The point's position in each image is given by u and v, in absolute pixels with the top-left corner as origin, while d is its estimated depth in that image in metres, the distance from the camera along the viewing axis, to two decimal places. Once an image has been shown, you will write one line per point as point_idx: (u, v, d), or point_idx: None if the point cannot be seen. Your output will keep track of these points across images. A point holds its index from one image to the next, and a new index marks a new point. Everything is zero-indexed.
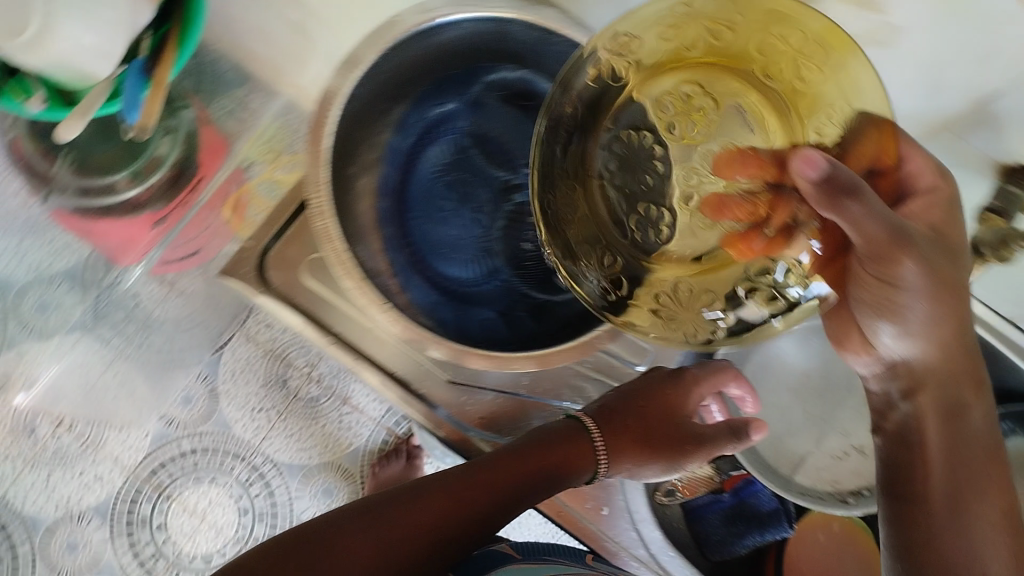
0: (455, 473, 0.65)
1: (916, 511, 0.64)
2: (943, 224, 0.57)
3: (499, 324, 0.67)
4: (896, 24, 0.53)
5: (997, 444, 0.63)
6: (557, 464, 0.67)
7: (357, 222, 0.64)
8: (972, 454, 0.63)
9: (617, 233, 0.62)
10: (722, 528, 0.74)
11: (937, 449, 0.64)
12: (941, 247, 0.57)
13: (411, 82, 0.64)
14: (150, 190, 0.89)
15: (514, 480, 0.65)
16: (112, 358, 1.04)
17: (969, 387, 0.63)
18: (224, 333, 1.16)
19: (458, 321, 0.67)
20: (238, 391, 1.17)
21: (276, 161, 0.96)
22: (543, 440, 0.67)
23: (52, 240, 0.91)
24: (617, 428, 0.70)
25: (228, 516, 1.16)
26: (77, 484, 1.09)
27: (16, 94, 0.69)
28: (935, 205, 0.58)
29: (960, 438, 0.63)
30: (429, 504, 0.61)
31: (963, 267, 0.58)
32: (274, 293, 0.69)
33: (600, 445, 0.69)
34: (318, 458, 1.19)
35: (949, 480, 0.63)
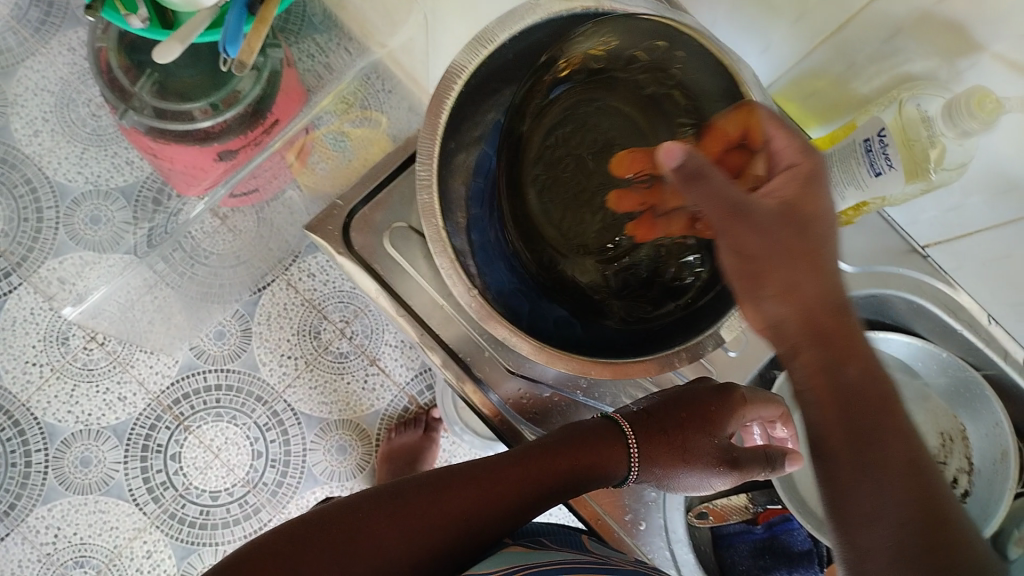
0: (475, 465, 0.58)
1: (857, 449, 0.44)
2: (801, 200, 0.46)
3: (573, 323, 0.60)
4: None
5: (885, 391, 0.45)
6: (591, 466, 0.61)
7: (451, 198, 0.56)
8: (869, 376, 0.45)
9: (553, 232, 0.61)
10: (748, 560, 0.73)
11: (823, 377, 0.45)
12: (784, 228, 0.46)
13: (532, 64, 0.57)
14: (225, 124, 0.82)
15: (546, 478, 0.59)
16: (154, 283, 0.95)
17: (823, 318, 0.46)
18: (267, 275, 1.11)
19: (531, 315, 0.60)
20: (270, 337, 1.10)
21: (348, 114, 0.89)
22: (573, 438, 0.61)
23: (115, 154, 1.03)
24: (652, 433, 0.62)
25: (242, 457, 1.07)
26: (100, 401, 1.05)
27: (120, 7, 0.68)
28: (794, 178, 0.47)
29: (838, 389, 0.45)
30: (451, 499, 0.55)
31: (817, 233, 0.47)
32: (354, 256, 0.69)
33: (633, 451, 0.61)
34: (338, 414, 1.11)
35: (826, 403, 0.45)
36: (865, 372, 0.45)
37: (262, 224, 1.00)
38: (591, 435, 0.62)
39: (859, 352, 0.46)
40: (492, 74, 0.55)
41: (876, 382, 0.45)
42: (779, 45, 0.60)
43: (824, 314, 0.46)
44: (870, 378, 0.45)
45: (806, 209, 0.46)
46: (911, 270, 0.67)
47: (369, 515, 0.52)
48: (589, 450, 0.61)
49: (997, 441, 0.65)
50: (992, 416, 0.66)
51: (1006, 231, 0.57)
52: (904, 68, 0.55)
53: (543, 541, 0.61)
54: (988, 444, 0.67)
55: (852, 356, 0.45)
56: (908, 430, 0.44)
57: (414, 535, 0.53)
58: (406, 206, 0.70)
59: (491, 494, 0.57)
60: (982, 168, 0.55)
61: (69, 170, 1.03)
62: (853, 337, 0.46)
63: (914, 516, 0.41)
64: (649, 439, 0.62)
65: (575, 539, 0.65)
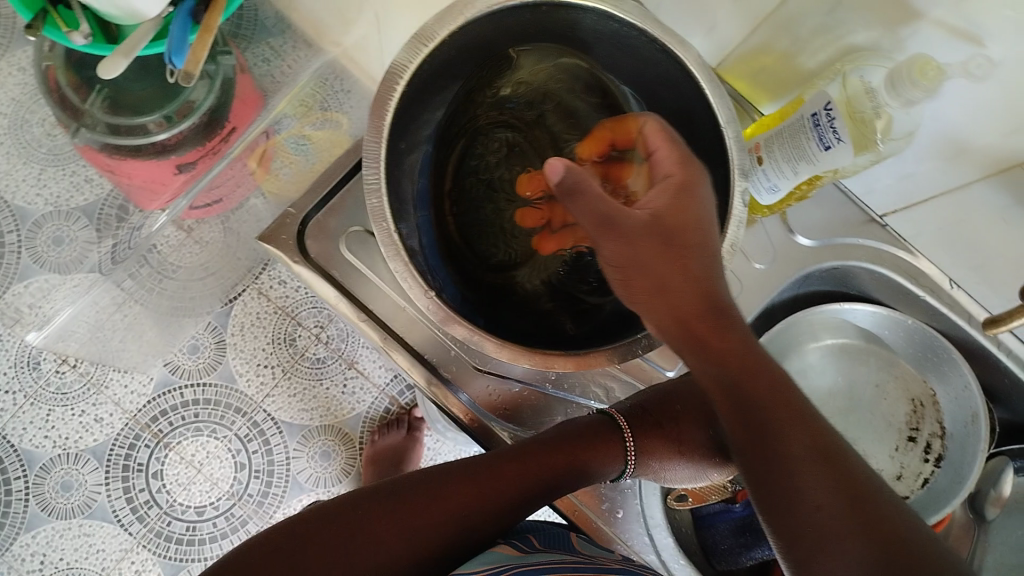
0: (471, 463, 0.57)
1: (767, 446, 0.46)
2: (678, 208, 0.49)
3: (526, 325, 0.60)
4: (993, 58, 0.48)
5: (780, 380, 0.48)
6: (587, 459, 0.60)
7: (403, 198, 0.55)
8: (766, 375, 0.48)
9: (482, 252, 0.63)
10: (729, 538, 0.73)
11: (729, 393, 0.48)
12: (656, 236, 0.49)
13: (479, 57, 0.57)
14: (181, 134, 0.80)
15: (543, 473, 0.58)
16: (123, 300, 0.96)
17: (701, 331, 0.49)
18: (237, 285, 1.10)
19: (488, 316, 0.60)
20: (245, 348, 1.09)
21: (307, 117, 0.90)
22: (563, 432, 0.61)
23: (73, 173, 0.94)
24: (648, 427, 0.63)
25: (225, 470, 1.07)
26: (76, 424, 1.04)
27: (61, 24, 0.65)
28: (667, 190, 0.49)
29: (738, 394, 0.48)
30: (450, 497, 0.54)
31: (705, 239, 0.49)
32: (312, 264, 0.68)
33: (630, 443, 0.62)
34: (319, 420, 1.10)
35: (736, 413, 0.48)
36: (767, 375, 0.48)
37: (228, 236, 1.00)
38: (586, 429, 0.62)
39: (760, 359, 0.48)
40: (438, 72, 0.54)
41: (778, 382, 0.48)
42: (723, 25, 0.61)
43: (706, 325, 0.49)
44: (769, 378, 0.48)
45: (678, 221, 0.49)
46: (869, 239, 0.68)
47: (365, 516, 0.51)
48: (584, 444, 0.60)
49: (966, 404, 0.67)
50: (961, 379, 0.67)
51: (962, 194, 0.58)
52: (846, 41, 0.55)
53: (528, 540, 0.62)
54: (958, 407, 0.68)
55: (755, 358, 0.48)
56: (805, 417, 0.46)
57: (414, 535, 0.51)
58: (361, 210, 0.70)
59: (490, 491, 0.55)
60: (929, 134, 0.56)
61: (27, 194, 0.94)
62: (738, 341, 0.49)
63: (837, 495, 0.42)
64: (646, 431, 0.62)
65: (560, 536, 0.65)
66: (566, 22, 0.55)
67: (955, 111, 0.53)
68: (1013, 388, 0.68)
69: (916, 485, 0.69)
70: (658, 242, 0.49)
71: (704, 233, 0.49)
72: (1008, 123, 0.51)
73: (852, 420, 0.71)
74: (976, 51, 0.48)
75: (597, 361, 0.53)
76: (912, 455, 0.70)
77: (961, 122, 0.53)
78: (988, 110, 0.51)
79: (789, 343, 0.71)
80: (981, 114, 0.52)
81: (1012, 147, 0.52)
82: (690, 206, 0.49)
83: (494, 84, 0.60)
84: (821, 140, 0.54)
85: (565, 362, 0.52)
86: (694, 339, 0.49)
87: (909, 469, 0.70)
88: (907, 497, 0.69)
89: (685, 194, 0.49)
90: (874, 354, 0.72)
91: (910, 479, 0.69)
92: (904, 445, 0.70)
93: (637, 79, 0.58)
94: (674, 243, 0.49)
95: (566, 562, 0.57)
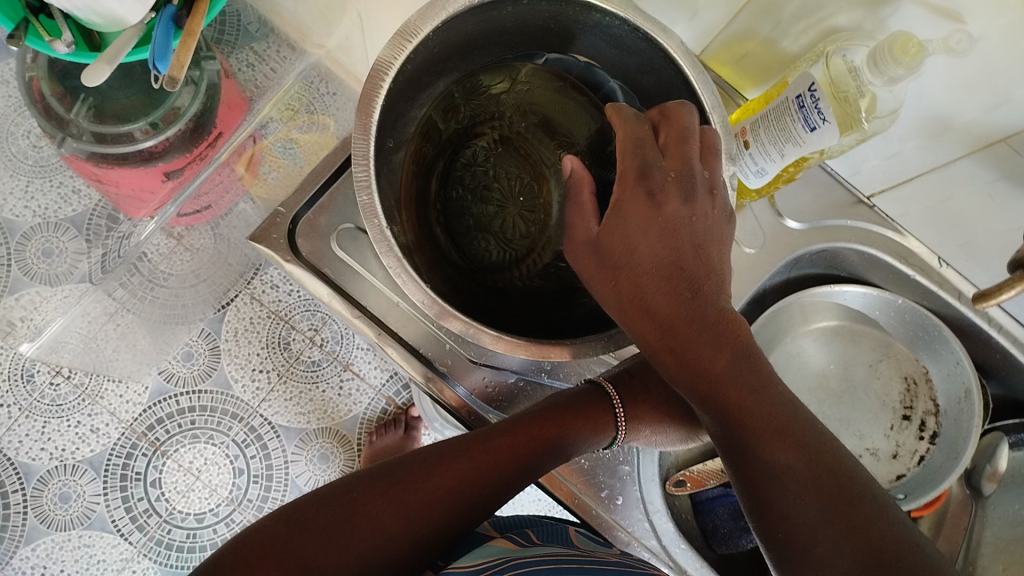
0: (467, 438, 0.58)
1: (756, 466, 0.46)
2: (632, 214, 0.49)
3: (518, 316, 0.61)
4: (973, 34, 0.48)
5: (771, 399, 0.47)
6: (577, 430, 0.61)
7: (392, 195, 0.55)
8: (745, 393, 0.47)
9: (493, 243, 0.63)
10: (729, 521, 0.74)
11: (711, 415, 0.48)
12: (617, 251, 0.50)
13: (462, 52, 0.57)
14: (167, 142, 0.81)
15: (535, 445, 0.59)
16: (114, 310, 0.96)
17: (663, 347, 0.49)
18: (229, 290, 1.09)
19: (481, 309, 0.61)
20: (239, 357, 1.09)
21: (293, 121, 0.88)
22: (555, 406, 0.61)
23: (60, 184, 0.97)
24: (638, 392, 0.64)
25: (223, 476, 1.06)
26: (72, 435, 1.03)
27: (43, 32, 0.65)
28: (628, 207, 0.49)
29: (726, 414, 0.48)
30: (446, 473, 0.55)
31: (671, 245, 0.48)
32: (303, 262, 0.68)
33: (620, 412, 0.63)
34: (317, 423, 1.10)
35: (721, 432, 0.48)
36: (749, 391, 0.47)
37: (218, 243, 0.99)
38: (575, 401, 0.63)
39: (742, 375, 0.47)
40: (423, 69, 0.54)
41: (767, 396, 0.47)
42: (707, 12, 0.61)
43: (664, 340, 0.48)
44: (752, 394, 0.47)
45: (621, 240, 0.49)
46: (858, 220, 0.68)
47: (368, 492, 0.53)
48: (574, 416, 0.61)
49: (960, 380, 0.68)
50: (952, 356, 0.67)
51: (946, 172, 0.59)
52: (828, 22, 0.55)
53: (528, 534, 0.63)
54: (950, 383, 0.69)
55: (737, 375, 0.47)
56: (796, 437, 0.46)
57: (411, 512, 0.52)
58: (351, 207, 0.69)
59: (483, 465, 0.56)
60: (913, 112, 0.56)
61: (14, 206, 0.96)
62: (713, 359, 0.47)
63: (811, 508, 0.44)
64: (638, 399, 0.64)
65: (559, 530, 0.66)
66: (548, 15, 0.55)
67: (937, 90, 0.53)
68: (1005, 363, 0.68)
69: (913, 462, 0.70)
70: (597, 254, 0.50)
71: (650, 255, 0.49)
72: (992, 99, 0.51)
73: (847, 400, 0.71)
74: (959, 28, 0.49)
75: (590, 346, 0.53)
76: (907, 432, 0.70)
77: (945, 99, 0.54)
78: (971, 87, 0.52)
79: (783, 326, 0.71)
80: (965, 91, 0.52)
81: (998, 122, 0.53)
82: (631, 220, 0.49)
83: (483, 86, 0.61)
84: (808, 122, 0.54)
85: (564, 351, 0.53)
86: (662, 356, 0.49)
87: (905, 446, 0.70)
88: (904, 475, 0.70)
89: (623, 211, 0.50)
90: (867, 336, 0.73)
91: (907, 457, 0.70)
92: (899, 424, 0.71)
93: (622, 67, 0.58)
94: (618, 260, 0.49)
95: (564, 551, 0.58)
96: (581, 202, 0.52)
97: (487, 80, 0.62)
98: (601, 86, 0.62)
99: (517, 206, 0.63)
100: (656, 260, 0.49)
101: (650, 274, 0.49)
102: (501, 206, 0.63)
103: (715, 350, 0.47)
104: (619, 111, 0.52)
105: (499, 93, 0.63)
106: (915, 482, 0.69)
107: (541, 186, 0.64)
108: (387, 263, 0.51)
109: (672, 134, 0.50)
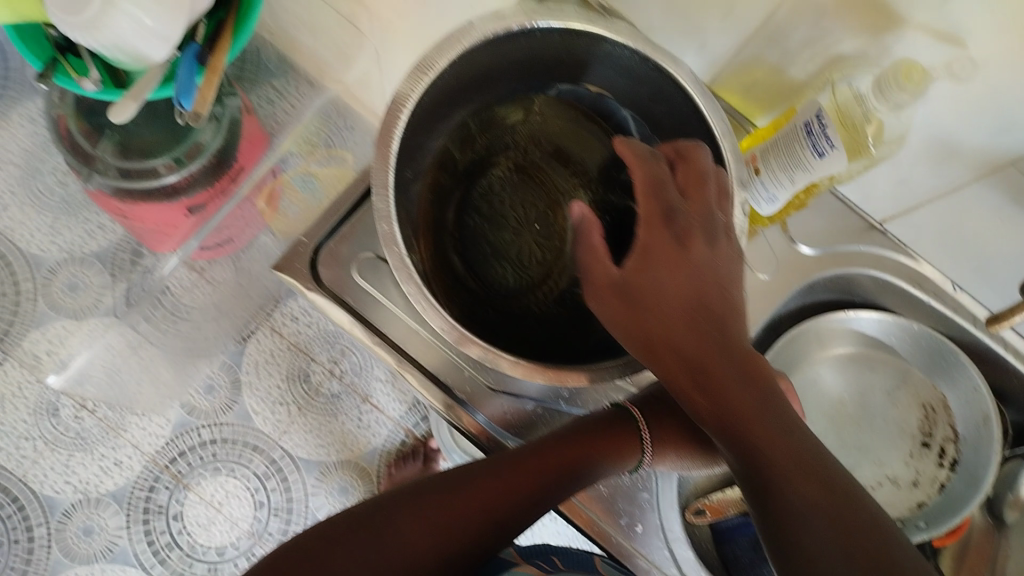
0: (494, 460, 0.58)
1: (775, 505, 0.46)
2: (649, 254, 0.51)
3: (533, 343, 0.61)
4: (981, 60, 0.49)
5: (792, 438, 0.48)
6: (602, 457, 0.60)
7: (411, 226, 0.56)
8: (766, 430, 0.48)
9: (508, 275, 0.63)
10: (750, 549, 0.73)
11: (733, 452, 0.50)
12: (637, 291, 0.51)
13: (477, 84, 0.58)
14: (191, 177, 0.82)
15: (561, 467, 0.58)
16: (135, 343, 0.96)
17: (689, 382, 0.50)
18: (250, 323, 1.11)
19: (494, 336, 0.61)
20: (259, 389, 1.09)
21: (313, 155, 0.92)
22: (583, 429, 0.61)
23: (87, 220, 1.00)
24: (664, 418, 0.64)
25: (244, 509, 1.07)
26: (96, 468, 1.04)
27: (73, 72, 0.67)
28: (651, 251, 0.51)
29: (748, 451, 0.48)
30: (472, 494, 0.55)
31: (692, 284, 0.50)
32: (324, 291, 0.69)
33: (647, 439, 0.63)
34: (337, 455, 1.10)
35: (744, 471, 0.49)
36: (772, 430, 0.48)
37: (238, 272, 1.00)
38: (602, 424, 0.63)
39: (765, 411, 0.49)
40: (438, 101, 0.55)
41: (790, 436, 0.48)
42: (716, 43, 0.61)
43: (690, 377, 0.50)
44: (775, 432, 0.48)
45: (648, 282, 0.51)
46: (872, 246, 0.68)
47: (392, 520, 0.53)
48: (597, 439, 0.61)
49: (977, 406, 0.67)
50: (969, 382, 0.67)
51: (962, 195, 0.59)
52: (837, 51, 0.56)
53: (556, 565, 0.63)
54: (969, 410, 0.68)
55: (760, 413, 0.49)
56: (823, 480, 0.46)
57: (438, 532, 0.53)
58: (371, 238, 0.70)
59: (510, 486, 0.56)
60: (921, 138, 0.56)
61: (42, 241, 1.00)
62: (736, 397, 0.49)
63: (839, 548, 0.43)
64: (657, 426, 0.63)
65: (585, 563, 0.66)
66: (558, 47, 0.56)
67: (947, 116, 0.54)
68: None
69: (933, 489, 0.69)
70: (624, 297, 0.51)
71: (675, 293, 0.50)
72: (1002, 122, 0.52)
73: (866, 427, 0.71)
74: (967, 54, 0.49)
75: (605, 370, 0.54)
76: (926, 459, 0.70)
77: (955, 124, 0.54)
78: (981, 111, 0.52)
79: (800, 352, 0.71)
80: (976, 116, 0.52)
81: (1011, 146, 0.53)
82: (664, 264, 0.50)
83: (497, 113, 0.63)
84: (815, 148, 0.55)
85: (576, 376, 0.53)
86: (687, 394, 0.51)
87: (925, 473, 0.70)
88: (925, 503, 0.69)
89: (651, 255, 0.51)
90: (884, 362, 0.72)
91: (927, 485, 0.69)
92: (918, 451, 0.70)
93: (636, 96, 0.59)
94: (648, 303, 0.50)
95: None
96: (594, 244, 0.52)
97: (502, 110, 0.63)
98: (612, 115, 0.62)
99: (532, 234, 0.63)
100: (688, 301, 0.50)
101: (680, 315, 0.50)
102: (517, 234, 0.63)
103: (739, 389, 0.49)
104: (633, 152, 0.53)
105: (514, 122, 0.64)
106: (934, 510, 0.68)
107: (556, 214, 0.63)
108: (406, 290, 0.52)
109: (693, 175, 0.51)
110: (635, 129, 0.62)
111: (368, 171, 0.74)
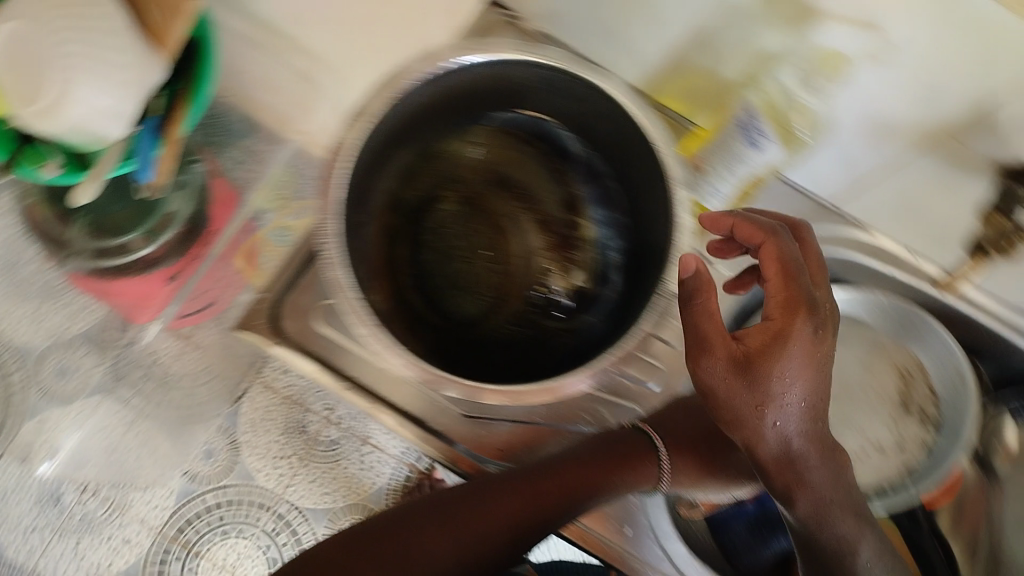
0: (501, 479, 0.65)
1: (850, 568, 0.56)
2: (781, 333, 0.53)
3: (496, 357, 0.64)
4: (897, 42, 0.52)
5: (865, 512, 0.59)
6: (619, 475, 0.67)
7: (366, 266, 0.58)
8: (840, 519, 0.57)
9: (467, 304, 0.65)
10: (746, 535, 0.74)
11: (797, 511, 0.57)
12: (755, 366, 0.53)
13: (419, 121, 0.61)
14: (163, 248, 0.84)
15: (570, 489, 0.65)
16: (130, 419, 1.03)
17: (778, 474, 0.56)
18: (241, 382, 1.07)
19: (464, 363, 0.63)
20: (259, 450, 1.06)
21: (286, 207, 0.93)
22: (591, 453, 0.67)
23: (68, 302, 0.98)
24: (678, 438, 0.71)
25: (259, 568, 1.06)
26: (106, 549, 1.02)
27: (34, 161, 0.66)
28: (769, 331, 0.54)
29: (831, 532, 0.57)
30: (494, 507, 0.62)
31: (823, 370, 0.54)
32: (291, 343, 0.71)
33: (663, 456, 0.69)
34: (344, 501, 1.07)
35: (804, 522, 0.57)
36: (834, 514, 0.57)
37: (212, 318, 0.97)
38: (617, 447, 0.69)
39: (841, 491, 0.57)
40: (384, 144, 0.58)
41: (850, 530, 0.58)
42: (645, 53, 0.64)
43: (784, 470, 0.55)
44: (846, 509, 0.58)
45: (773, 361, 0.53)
46: (821, 226, 0.71)
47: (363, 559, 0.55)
48: (616, 463, 0.67)
49: (950, 364, 0.70)
50: (940, 342, 0.70)
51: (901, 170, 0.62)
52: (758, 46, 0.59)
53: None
54: (943, 370, 0.71)
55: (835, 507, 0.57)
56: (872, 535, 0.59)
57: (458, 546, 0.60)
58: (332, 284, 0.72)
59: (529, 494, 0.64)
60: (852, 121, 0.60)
61: (25, 331, 0.97)
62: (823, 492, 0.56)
63: None
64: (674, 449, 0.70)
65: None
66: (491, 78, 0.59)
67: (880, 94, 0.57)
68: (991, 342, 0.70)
69: (920, 451, 0.71)
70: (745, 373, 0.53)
71: (808, 385, 0.54)
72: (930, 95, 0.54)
73: (846, 402, 0.72)
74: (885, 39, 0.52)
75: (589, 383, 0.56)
76: (910, 423, 0.72)
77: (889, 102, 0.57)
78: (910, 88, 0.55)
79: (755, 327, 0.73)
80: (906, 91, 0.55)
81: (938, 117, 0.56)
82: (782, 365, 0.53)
83: (432, 147, 0.65)
84: (752, 140, 0.61)
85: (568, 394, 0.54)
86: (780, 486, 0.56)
87: (910, 436, 0.72)
88: (911, 467, 0.71)
89: (782, 341, 0.53)
90: (852, 334, 0.74)
91: (913, 448, 0.71)
92: (900, 416, 0.72)
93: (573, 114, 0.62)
94: (767, 390, 0.53)
95: None
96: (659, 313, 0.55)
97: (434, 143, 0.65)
98: (549, 135, 0.67)
99: (482, 258, 0.66)
100: (801, 400, 0.54)
101: (792, 410, 0.54)
102: (469, 262, 0.65)
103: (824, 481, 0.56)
104: (763, 227, 0.59)
105: (453, 154, 0.66)
106: (924, 472, 0.70)
107: (501, 237, 0.66)
108: (363, 331, 0.53)
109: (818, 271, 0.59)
110: (572, 144, 0.67)
111: (311, 236, 0.76)
